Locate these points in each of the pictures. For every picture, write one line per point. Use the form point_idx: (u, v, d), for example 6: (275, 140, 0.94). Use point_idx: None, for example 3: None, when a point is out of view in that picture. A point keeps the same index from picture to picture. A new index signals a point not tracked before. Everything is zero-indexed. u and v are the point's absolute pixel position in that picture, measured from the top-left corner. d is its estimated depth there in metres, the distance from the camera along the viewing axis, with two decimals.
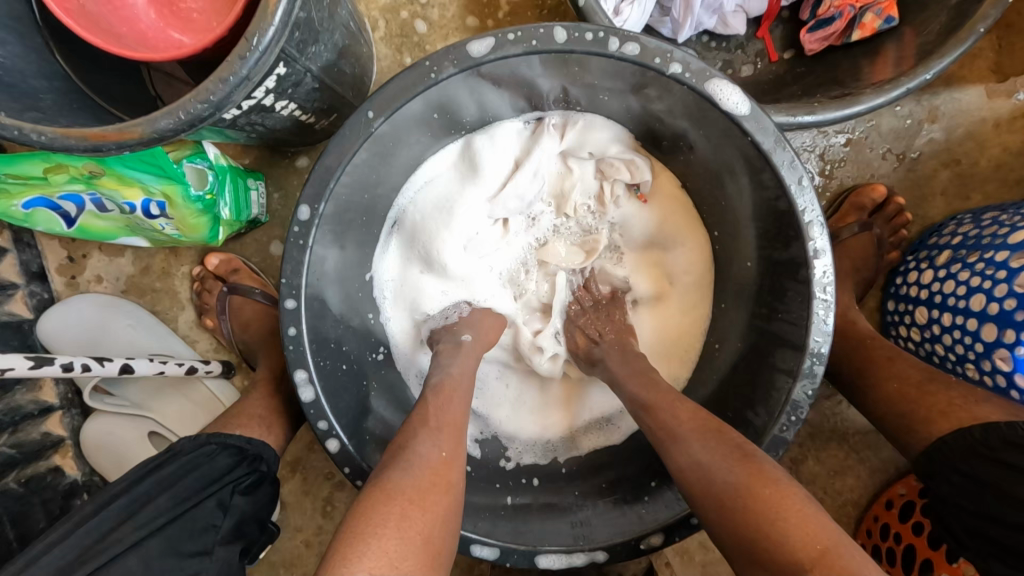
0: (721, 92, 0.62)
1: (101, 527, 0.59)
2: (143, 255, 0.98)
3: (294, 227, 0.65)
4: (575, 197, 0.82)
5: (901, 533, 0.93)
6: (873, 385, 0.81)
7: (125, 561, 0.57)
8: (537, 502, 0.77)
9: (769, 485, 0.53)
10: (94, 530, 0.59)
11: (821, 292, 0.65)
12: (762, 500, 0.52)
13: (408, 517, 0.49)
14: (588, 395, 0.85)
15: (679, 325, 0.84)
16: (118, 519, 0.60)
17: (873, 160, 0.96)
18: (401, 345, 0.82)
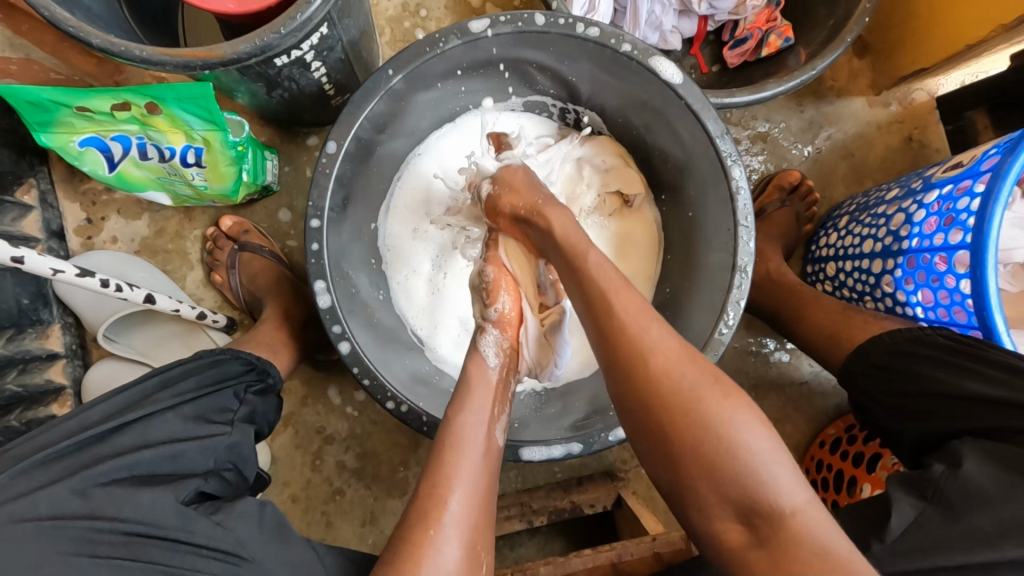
0: (660, 65, 0.82)
1: (136, 396, 0.69)
2: (159, 219, 1.08)
3: (322, 158, 0.78)
4: (581, 198, 1.00)
5: (832, 462, 1.08)
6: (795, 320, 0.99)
7: (165, 417, 0.66)
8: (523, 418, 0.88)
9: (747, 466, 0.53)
10: (131, 396, 0.69)
11: (744, 221, 0.83)
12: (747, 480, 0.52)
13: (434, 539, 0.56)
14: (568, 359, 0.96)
15: None
16: (154, 391, 0.70)
17: (787, 153, 1.19)
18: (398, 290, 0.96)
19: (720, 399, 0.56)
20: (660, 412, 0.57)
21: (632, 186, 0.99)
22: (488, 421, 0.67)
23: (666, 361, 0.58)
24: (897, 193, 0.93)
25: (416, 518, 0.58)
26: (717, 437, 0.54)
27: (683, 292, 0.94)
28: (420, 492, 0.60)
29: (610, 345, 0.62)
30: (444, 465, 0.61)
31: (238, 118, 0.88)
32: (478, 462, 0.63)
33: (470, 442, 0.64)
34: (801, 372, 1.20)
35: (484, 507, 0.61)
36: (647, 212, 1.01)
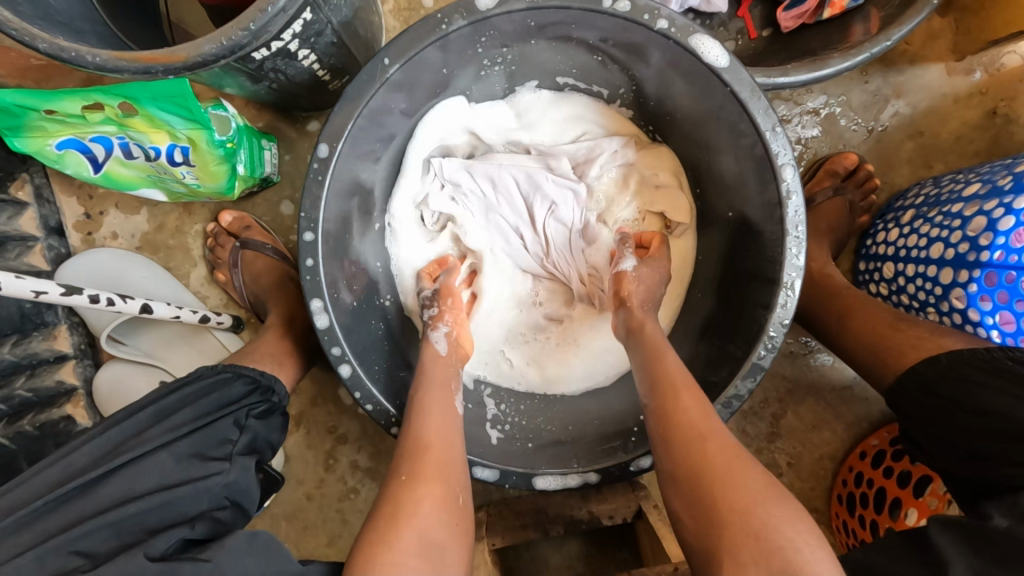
0: (703, 45, 0.70)
1: (133, 429, 0.66)
2: (158, 213, 1.03)
3: (313, 164, 0.71)
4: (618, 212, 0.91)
5: (873, 478, 1.00)
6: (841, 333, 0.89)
7: (157, 456, 0.63)
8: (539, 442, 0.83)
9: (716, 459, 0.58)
10: (126, 431, 0.66)
11: (794, 230, 0.73)
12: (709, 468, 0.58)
13: (395, 515, 0.56)
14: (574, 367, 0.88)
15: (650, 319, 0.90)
16: (146, 425, 0.67)
17: (844, 132, 1.04)
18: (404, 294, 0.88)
19: (772, 496, 0.55)
20: (711, 501, 0.56)
21: (676, 212, 0.89)
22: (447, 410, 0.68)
23: (723, 448, 0.59)
24: (976, 189, 0.80)
25: (384, 505, 0.57)
26: (761, 517, 0.53)
27: (717, 301, 0.84)
28: (384, 484, 0.60)
29: (671, 433, 0.63)
30: (415, 453, 0.62)
31: (227, 111, 0.80)
32: (441, 442, 0.64)
33: (427, 429, 0.64)
34: (844, 376, 1.10)
35: (447, 478, 0.60)
36: (684, 245, 0.91)
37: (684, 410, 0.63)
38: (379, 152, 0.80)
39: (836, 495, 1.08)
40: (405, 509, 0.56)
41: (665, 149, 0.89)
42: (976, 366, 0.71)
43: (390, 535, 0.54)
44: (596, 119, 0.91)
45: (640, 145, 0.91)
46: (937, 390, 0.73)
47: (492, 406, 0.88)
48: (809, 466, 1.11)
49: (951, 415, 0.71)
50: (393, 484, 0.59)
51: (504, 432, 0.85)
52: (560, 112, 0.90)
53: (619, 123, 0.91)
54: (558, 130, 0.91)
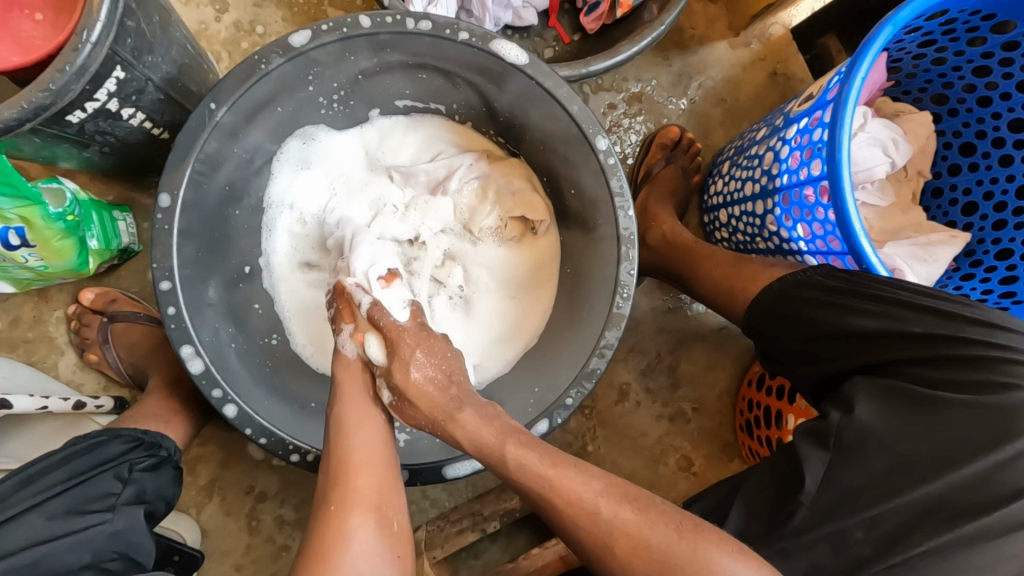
0: (503, 49, 0.80)
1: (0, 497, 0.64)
2: (10, 307, 0.97)
3: (157, 214, 0.71)
4: (481, 221, 0.98)
5: (760, 399, 1.12)
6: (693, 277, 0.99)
7: (26, 518, 0.62)
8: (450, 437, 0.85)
9: (587, 520, 0.63)
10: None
11: (619, 193, 0.84)
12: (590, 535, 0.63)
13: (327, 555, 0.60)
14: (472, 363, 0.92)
15: (520, 311, 1.00)
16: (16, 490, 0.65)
17: (663, 109, 1.19)
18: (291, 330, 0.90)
19: (689, 543, 0.60)
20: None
21: (535, 212, 0.97)
22: (373, 427, 0.70)
23: (627, 546, 0.61)
24: (765, 133, 0.95)
25: (316, 540, 0.62)
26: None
27: (583, 269, 0.94)
28: (317, 514, 0.64)
29: (563, 523, 0.64)
30: (341, 482, 0.65)
31: (60, 185, 0.81)
32: (371, 465, 0.67)
33: (353, 452, 0.67)
34: (719, 318, 1.23)
35: (378, 503, 0.65)
36: (550, 241, 1.01)
37: (568, 505, 0.64)
38: (230, 195, 0.82)
39: (739, 424, 1.18)
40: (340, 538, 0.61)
41: (520, 163, 1.00)
42: (803, 285, 0.81)
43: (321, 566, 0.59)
44: (448, 137, 1.00)
45: (493, 160, 1.01)
46: (768, 305, 0.85)
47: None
48: (711, 406, 1.21)
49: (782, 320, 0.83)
50: (324, 525, 0.63)
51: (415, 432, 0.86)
52: (413, 137, 0.99)
53: (469, 139, 1.01)
54: (418, 150, 1.00)
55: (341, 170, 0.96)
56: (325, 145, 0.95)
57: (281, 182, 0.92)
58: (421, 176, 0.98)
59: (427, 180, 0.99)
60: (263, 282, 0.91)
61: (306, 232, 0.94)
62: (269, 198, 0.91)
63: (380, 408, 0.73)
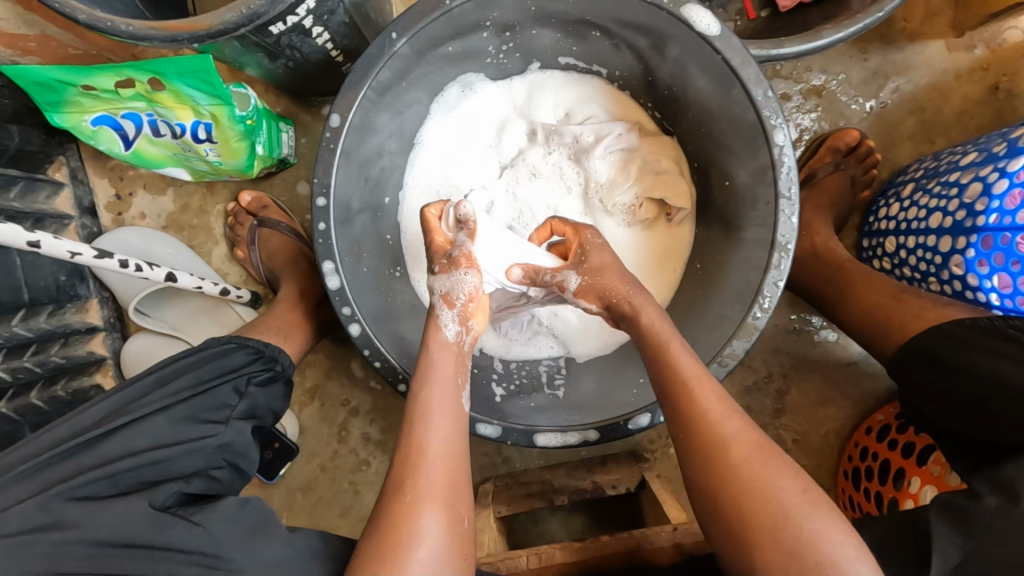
0: (695, 16, 0.74)
1: (134, 395, 0.68)
2: (183, 194, 1.09)
3: (327, 133, 0.75)
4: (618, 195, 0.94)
5: (878, 451, 1.01)
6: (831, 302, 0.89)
7: (154, 420, 0.65)
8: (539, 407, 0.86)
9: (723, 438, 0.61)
10: (127, 396, 0.68)
11: (787, 191, 0.75)
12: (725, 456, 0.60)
13: (389, 546, 0.56)
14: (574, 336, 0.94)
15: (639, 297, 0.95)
16: (148, 390, 0.69)
17: (844, 109, 1.05)
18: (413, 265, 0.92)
19: (802, 502, 0.57)
20: (736, 511, 0.58)
21: (677, 198, 0.92)
22: (451, 415, 0.65)
23: (751, 456, 0.59)
24: (973, 158, 0.81)
25: (383, 525, 0.57)
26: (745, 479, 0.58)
27: (716, 266, 0.88)
28: (385, 502, 0.60)
29: (699, 448, 0.62)
30: (412, 473, 0.60)
31: (246, 90, 0.84)
32: (444, 461, 0.61)
33: (430, 445, 0.62)
34: (848, 352, 1.11)
35: (454, 494, 0.60)
36: (682, 232, 0.95)
37: (713, 418, 0.62)
38: (387, 128, 0.85)
39: (843, 471, 1.08)
40: (412, 525, 0.57)
41: (670, 141, 0.94)
42: (983, 334, 0.70)
43: (387, 561, 0.55)
44: (600, 102, 0.96)
45: (643, 133, 0.95)
46: (924, 348, 0.74)
47: (502, 363, 0.93)
48: (814, 443, 1.11)
49: (942, 372, 0.71)
50: (387, 514, 0.58)
51: (510, 390, 0.89)
52: (566, 97, 0.96)
53: (622, 107, 0.96)
54: (567, 109, 0.97)
55: (493, 122, 0.97)
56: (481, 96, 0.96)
57: (431, 124, 0.94)
58: (567, 137, 0.95)
59: (571, 143, 0.96)
60: (397, 215, 0.93)
61: (447, 180, 0.96)
62: (418, 138, 0.94)
63: (461, 395, 0.68)
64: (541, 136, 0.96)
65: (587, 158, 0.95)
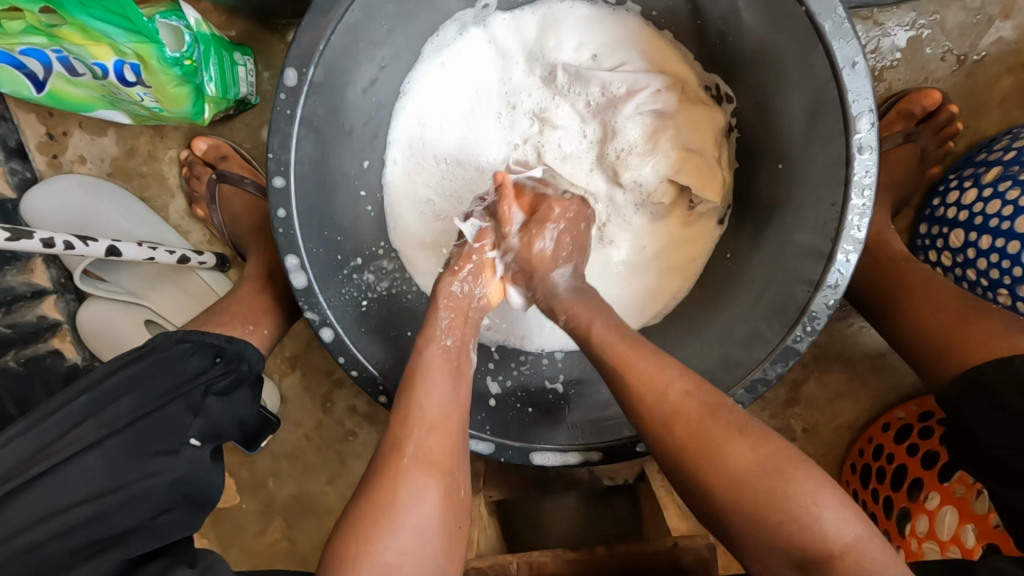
0: None
1: (60, 427, 0.59)
2: (127, 136, 0.92)
3: (280, 94, 0.59)
4: (631, 168, 0.76)
5: (895, 453, 0.93)
6: (879, 311, 0.78)
7: (86, 459, 0.58)
8: (538, 419, 0.76)
9: (683, 423, 0.56)
10: (52, 430, 0.59)
11: (859, 195, 0.59)
12: (683, 441, 0.55)
13: (382, 510, 0.52)
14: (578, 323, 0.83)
15: (654, 288, 0.80)
16: (77, 420, 0.60)
17: (929, 61, 0.86)
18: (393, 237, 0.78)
19: (760, 470, 0.52)
20: (696, 474, 0.54)
21: (706, 188, 0.74)
22: (449, 381, 0.60)
23: (689, 430, 0.55)
24: None
25: (376, 489, 0.53)
26: (699, 475, 0.54)
27: (748, 264, 0.72)
28: (382, 462, 0.56)
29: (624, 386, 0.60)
30: (412, 435, 0.56)
31: (179, 22, 0.68)
32: (442, 424, 0.57)
33: (428, 410, 0.57)
34: (877, 343, 1.01)
35: (453, 465, 0.56)
36: (705, 223, 0.78)
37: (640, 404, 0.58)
38: (364, 76, 0.68)
39: (851, 464, 1.01)
40: (394, 505, 0.53)
41: (715, 114, 0.75)
42: None
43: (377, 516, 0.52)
44: (632, 48, 0.76)
45: (684, 95, 0.76)
46: (982, 389, 0.62)
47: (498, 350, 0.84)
48: (825, 435, 1.05)
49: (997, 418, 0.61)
50: (380, 473, 0.55)
51: (506, 385, 0.81)
52: (595, 36, 0.77)
53: (665, 57, 0.76)
54: (593, 52, 0.77)
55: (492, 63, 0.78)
56: (487, 29, 0.77)
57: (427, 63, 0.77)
58: (593, 84, 0.76)
59: (598, 92, 0.76)
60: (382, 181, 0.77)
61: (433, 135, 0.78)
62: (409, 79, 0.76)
63: (461, 387, 0.61)
64: (561, 80, 0.76)
65: (614, 114, 0.76)
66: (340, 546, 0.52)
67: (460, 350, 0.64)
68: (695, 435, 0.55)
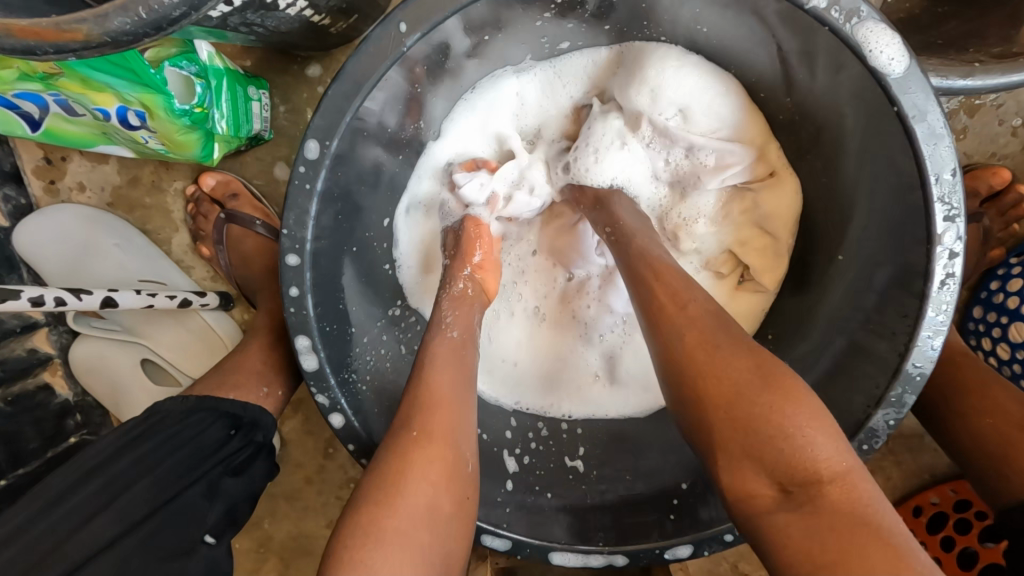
0: (872, 40, 0.49)
1: (66, 526, 0.54)
2: (130, 164, 0.86)
3: (300, 166, 0.53)
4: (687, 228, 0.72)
5: (927, 543, 0.88)
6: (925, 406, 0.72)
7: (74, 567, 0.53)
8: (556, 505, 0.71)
9: (704, 354, 0.47)
10: (59, 526, 0.54)
11: (937, 313, 0.53)
12: (693, 371, 0.46)
13: (382, 494, 0.46)
14: (606, 398, 0.78)
15: None
16: (92, 513, 0.55)
17: (999, 135, 0.79)
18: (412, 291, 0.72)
19: (775, 389, 0.44)
20: (693, 390, 0.46)
21: (768, 267, 0.70)
22: (459, 361, 0.55)
23: (701, 342, 0.47)
24: None
25: (386, 466, 0.47)
26: (707, 401, 0.45)
27: (798, 357, 0.66)
28: (387, 438, 0.50)
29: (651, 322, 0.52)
30: (423, 409, 0.50)
31: (186, 70, 0.62)
32: (455, 405, 0.52)
33: (440, 385, 0.52)
34: (913, 423, 0.95)
35: (455, 437, 0.50)
36: (757, 302, 0.72)
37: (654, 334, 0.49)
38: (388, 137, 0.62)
39: None
40: (403, 481, 0.46)
41: (796, 198, 0.68)
42: None
43: (386, 498, 0.45)
44: (714, 106, 0.68)
45: (767, 167, 0.69)
46: None
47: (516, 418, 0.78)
48: None
49: None
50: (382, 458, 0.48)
51: (524, 462, 0.74)
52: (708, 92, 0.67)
53: (756, 124, 0.68)
54: (665, 103, 0.69)
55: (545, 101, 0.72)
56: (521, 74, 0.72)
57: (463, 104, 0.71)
58: (678, 145, 0.69)
59: (680, 154, 0.70)
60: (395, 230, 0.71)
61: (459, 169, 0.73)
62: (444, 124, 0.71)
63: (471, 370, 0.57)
64: (644, 134, 0.69)
65: (695, 182, 0.71)
66: (343, 536, 0.44)
67: (466, 343, 0.58)
68: (708, 372, 0.46)
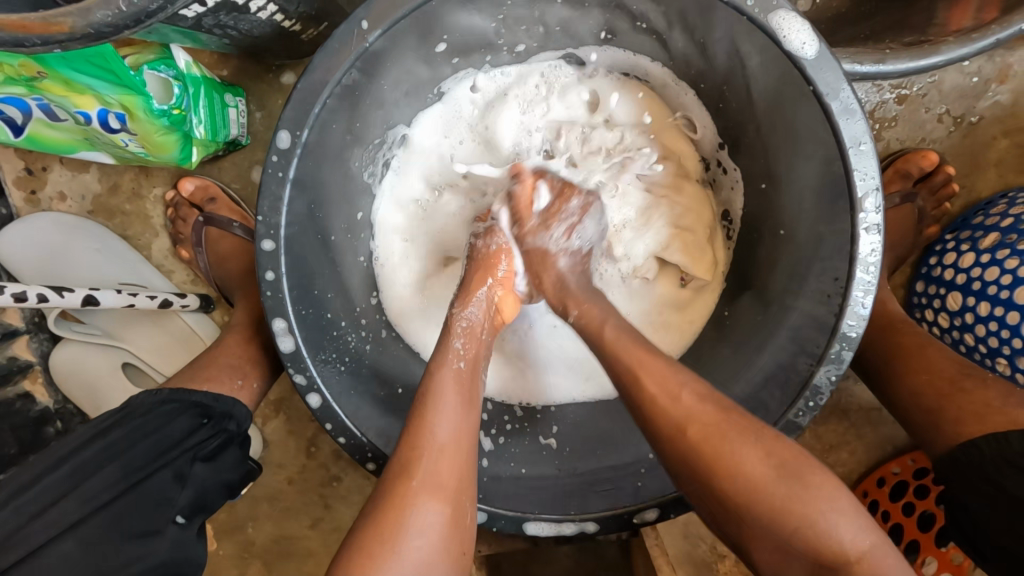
0: (785, 27, 0.55)
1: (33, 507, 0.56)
2: (110, 172, 0.89)
3: (273, 155, 0.57)
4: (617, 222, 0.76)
5: (889, 511, 0.92)
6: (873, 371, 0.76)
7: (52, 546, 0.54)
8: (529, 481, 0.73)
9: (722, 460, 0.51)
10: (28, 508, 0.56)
11: (864, 272, 0.58)
12: (716, 471, 0.50)
13: (376, 543, 0.48)
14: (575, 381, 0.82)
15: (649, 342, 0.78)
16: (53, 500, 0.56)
17: (926, 122, 0.86)
18: (387, 282, 0.75)
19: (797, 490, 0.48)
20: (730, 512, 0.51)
21: (697, 266, 0.75)
22: (461, 397, 0.56)
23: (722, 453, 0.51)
24: None
25: (375, 519, 0.49)
26: (739, 499, 0.50)
27: (749, 327, 0.71)
28: (380, 490, 0.51)
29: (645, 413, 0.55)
30: (419, 458, 0.52)
31: (165, 73, 0.66)
32: (452, 454, 0.52)
33: (438, 433, 0.53)
34: (872, 398, 1.00)
35: (459, 492, 0.51)
36: (701, 302, 0.77)
37: (675, 418, 0.53)
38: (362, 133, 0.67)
39: None
40: (399, 527, 0.48)
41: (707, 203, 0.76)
42: None
43: (376, 556, 0.47)
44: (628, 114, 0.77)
45: (679, 172, 0.77)
46: (976, 466, 0.61)
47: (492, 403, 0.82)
48: None
49: (988, 498, 0.59)
50: (376, 509, 0.50)
51: (500, 442, 0.78)
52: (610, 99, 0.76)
53: (665, 132, 0.76)
54: (578, 111, 0.77)
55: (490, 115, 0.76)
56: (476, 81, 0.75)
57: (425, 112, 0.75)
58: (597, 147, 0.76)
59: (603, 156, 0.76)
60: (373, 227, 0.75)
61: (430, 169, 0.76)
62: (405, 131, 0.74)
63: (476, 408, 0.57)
64: (567, 137, 0.76)
65: (617, 178, 0.76)
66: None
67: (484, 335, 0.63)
68: (732, 483, 0.50)
